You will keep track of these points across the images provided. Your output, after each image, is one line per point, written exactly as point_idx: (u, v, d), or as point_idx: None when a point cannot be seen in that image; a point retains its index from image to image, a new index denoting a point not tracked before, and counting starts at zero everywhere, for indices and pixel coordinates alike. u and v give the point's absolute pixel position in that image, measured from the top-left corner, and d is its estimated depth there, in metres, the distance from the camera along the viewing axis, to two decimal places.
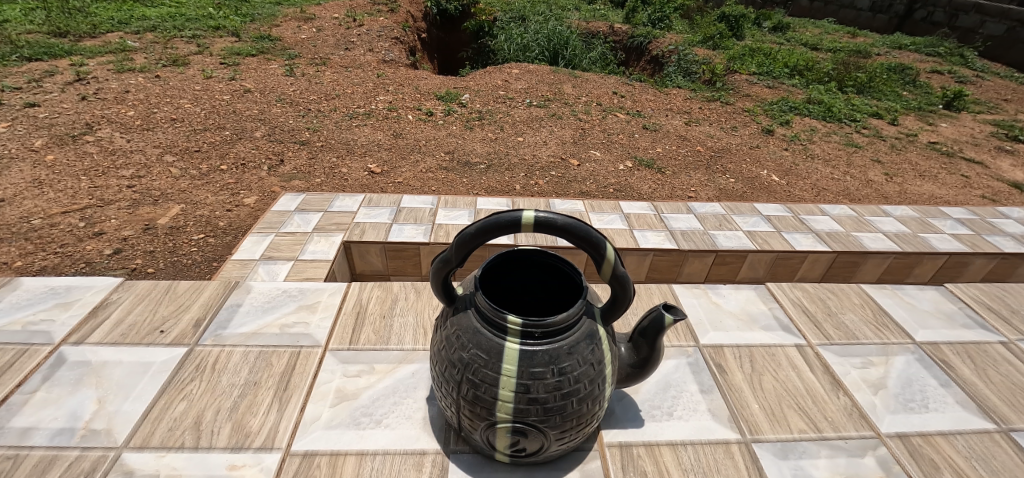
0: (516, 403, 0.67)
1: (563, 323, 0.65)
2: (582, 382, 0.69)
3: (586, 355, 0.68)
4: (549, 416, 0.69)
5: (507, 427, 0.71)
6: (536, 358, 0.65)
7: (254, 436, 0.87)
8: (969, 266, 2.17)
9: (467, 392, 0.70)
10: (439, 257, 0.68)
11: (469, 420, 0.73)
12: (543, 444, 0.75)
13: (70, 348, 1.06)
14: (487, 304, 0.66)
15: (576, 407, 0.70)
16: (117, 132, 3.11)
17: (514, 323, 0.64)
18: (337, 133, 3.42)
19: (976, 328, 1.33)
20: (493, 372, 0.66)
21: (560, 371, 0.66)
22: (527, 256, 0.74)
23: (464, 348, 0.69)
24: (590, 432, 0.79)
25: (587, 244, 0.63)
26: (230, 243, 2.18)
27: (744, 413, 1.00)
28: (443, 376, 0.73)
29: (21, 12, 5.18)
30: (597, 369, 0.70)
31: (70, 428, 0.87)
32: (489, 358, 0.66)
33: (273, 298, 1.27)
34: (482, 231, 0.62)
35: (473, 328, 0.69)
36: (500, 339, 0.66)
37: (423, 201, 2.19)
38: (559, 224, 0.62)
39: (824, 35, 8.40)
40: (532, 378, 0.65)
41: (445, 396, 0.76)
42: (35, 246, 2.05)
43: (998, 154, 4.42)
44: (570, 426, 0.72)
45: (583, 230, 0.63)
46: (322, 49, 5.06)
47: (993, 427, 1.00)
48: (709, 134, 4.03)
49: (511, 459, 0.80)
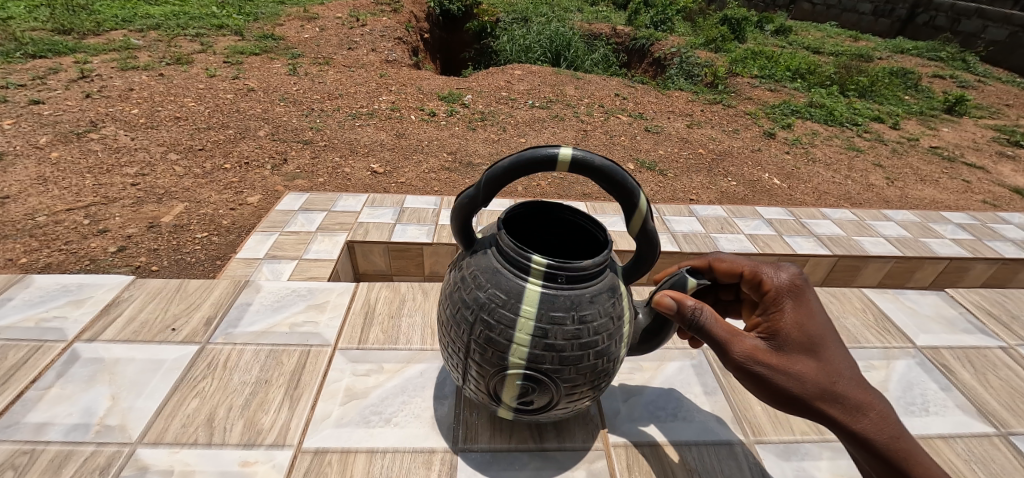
0: (533, 349, 0.66)
1: (588, 270, 0.66)
2: (600, 334, 0.68)
3: (608, 307, 0.69)
4: (563, 366, 0.68)
5: (517, 375, 0.69)
6: (556, 302, 0.65)
7: (265, 434, 0.89)
8: (970, 271, 2.18)
9: (479, 334, 0.69)
10: (465, 193, 0.69)
11: (480, 367, 0.72)
12: (551, 400, 0.74)
13: (84, 345, 1.07)
14: (511, 244, 0.66)
15: (591, 361, 0.70)
16: (121, 130, 3.13)
17: (538, 263, 0.64)
18: (339, 133, 3.43)
19: (977, 333, 1.34)
20: (511, 312, 0.66)
21: (579, 318, 0.66)
22: (545, 212, 0.79)
23: (482, 287, 0.68)
24: (598, 392, 0.78)
25: (622, 190, 0.64)
26: (234, 241, 2.21)
27: (747, 414, 1.01)
28: (456, 319, 0.72)
29: (25, 9, 5.19)
30: (615, 323, 0.70)
31: (85, 424, 0.89)
32: (508, 299, 0.66)
33: (283, 298, 1.28)
34: (515, 167, 0.63)
35: (493, 268, 0.69)
36: (522, 279, 0.66)
37: (426, 202, 2.21)
38: (597, 166, 0.62)
39: (827, 38, 8.44)
40: (550, 322, 0.65)
41: (454, 341, 0.75)
42: (40, 244, 2.06)
43: (999, 159, 4.44)
44: (581, 382, 0.72)
45: (619, 174, 0.63)
46: (325, 49, 5.07)
47: (992, 431, 1.02)
48: (711, 137, 4.06)
49: (514, 415, 0.80)
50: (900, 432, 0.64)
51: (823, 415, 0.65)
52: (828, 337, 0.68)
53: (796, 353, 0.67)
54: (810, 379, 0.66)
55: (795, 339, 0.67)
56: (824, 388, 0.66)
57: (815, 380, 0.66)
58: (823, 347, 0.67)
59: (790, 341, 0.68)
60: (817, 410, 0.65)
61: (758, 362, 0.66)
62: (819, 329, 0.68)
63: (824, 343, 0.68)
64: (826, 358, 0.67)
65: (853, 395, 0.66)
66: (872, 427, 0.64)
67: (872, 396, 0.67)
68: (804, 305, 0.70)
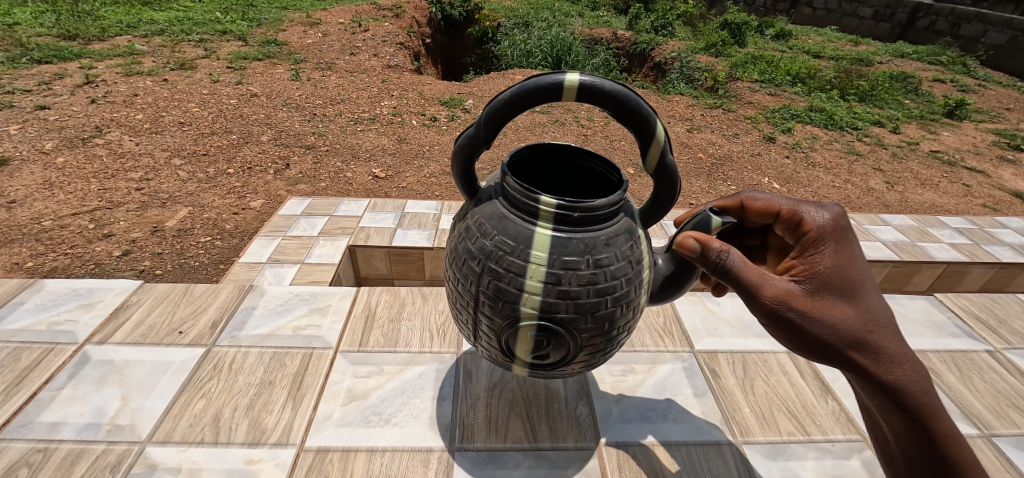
0: (546, 296, 0.68)
1: (598, 211, 0.67)
2: (617, 279, 0.70)
3: (625, 250, 0.71)
4: (580, 314, 0.69)
5: (532, 325, 0.70)
6: (569, 247, 0.67)
7: (269, 433, 0.92)
8: (966, 275, 2.21)
9: (489, 286, 0.70)
10: (465, 135, 0.72)
11: (491, 320, 0.73)
12: (567, 353, 0.75)
13: (94, 348, 1.11)
14: (515, 186, 0.68)
15: (609, 308, 0.71)
16: (126, 135, 3.18)
17: (546, 206, 0.66)
18: (342, 138, 3.48)
19: (964, 337, 1.37)
20: (520, 259, 0.68)
21: (594, 263, 0.68)
22: (555, 151, 0.82)
23: (488, 236, 0.71)
24: (618, 344, 0.79)
25: (637, 119, 0.66)
26: (237, 246, 2.25)
27: (735, 416, 1.05)
28: (463, 272, 0.74)
29: (31, 15, 5.27)
30: (633, 268, 0.72)
31: (96, 423, 0.92)
32: (517, 244, 0.68)
33: (287, 302, 1.31)
34: (516, 98, 0.66)
35: (499, 215, 0.71)
36: (530, 224, 0.68)
37: (427, 206, 2.24)
38: (608, 91, 0.64)
39: (827, 43, 8.48)
40: (564, 267, 0.67)
41: (463, 296, 0.76)
42: (46, 248, 2.11)
43: (1000, 163, 4.46)
44: (600, 331, 0.73)
45: (631, 100, 0.65)
46: (328, 54, 5.13)
47: (975, 433, 1.05)
48: (710, 141, 4.09)
49: (529, 372, 0.82)
50: (927, 385, 0.65)
51: (852, 364, 0.66)
52: (865, 284, 0.70)
53: (828, 299, 0.68)
54: (845, 325, 0.66)
55: (833, 284, 0.69)
56: (854, 336, 0.66)
57: (851, 327, 0.66)
58: (859, 294, 0.69)
59: (825, 287, 0.69)
60: (846, 357, 0.66)
61: (790, 308, 0.66)
62: (856, 276, 0.70)
63: (861, 291, 0.69)
64: (861, 305, 0.68)
65: (887, 345, 0.66)
66: (900, 376, 0.65)
67: (904, 348, 0.68)
68: (841, 249, 0.72)
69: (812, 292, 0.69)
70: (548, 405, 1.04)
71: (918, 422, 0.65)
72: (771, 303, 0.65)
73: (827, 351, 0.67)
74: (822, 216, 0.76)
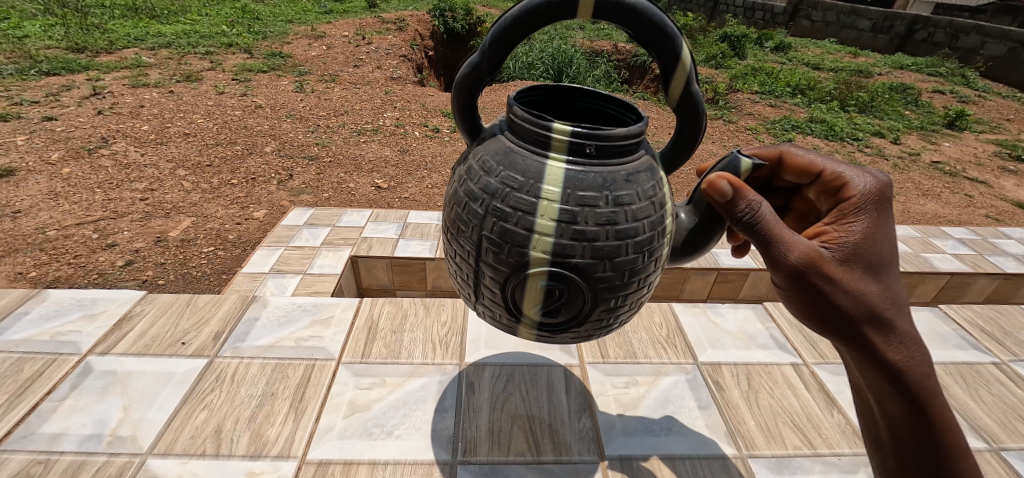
0: (560, 237, 0.58)
1: (617, 142, 0.60)
2: (640, 221, 0.62)
3: (646, 190, 0.63)
4: (598, 259, 0.60)
5: (542, 273, 0.60)
6: (585, 181, 0.59)
7: (271, 445, 0.92)
8: (971, 286, 2.20)
9: (494, 228, 0.61)
10: (471, 63, 0.70)
11: (495, 270, 0.64)
12: (581, 311, 0.65)
13: (97, 358, 1.11)
14: (523, 115, 0.62)
15: (631, 255, 0.62)
16: (131, 146, 3.22)
17: (560, 135, 0.59)
18: (345, 149, 3.51)
19: (969, 349, 1.36)
20: (530, 195, 0.59)
21: (614, 200, 0.60)
22: (565, 93, 0.78)
23: (494, 173, 0.63)
24: (637, 303, 0.70)
25: (659, 39, 0.62)
26: (240, 256, 2.26)
27: (740, 429, 1.04)
28: (463, 217, 0.66)
29: (40, 28, 5.36)
30: (655, 211, 0.64)
31: (98, 435, 0.92)
32: (526, 180, 0.60)
33: (290, 313, 1.31)
34: (527, 15, 0.62)
35: (506, 151, 0.64)
36: (541, 158, 0.61)
37: (429, 217, 2.26)
38: (626, 5, 0.60)
39: (826, 55, 8.56)
40: (580, 203, 0.58)
41: (463, 248, 0.68)
42: (50, 258, 2.12)
43: (1002, 174, 4.46)
44: (619, 283, 0.64)
45: (652, 15, 0.60)
46: (332, 66, 5.20)
47: (983, 447, 1.03)
48: (711, 152, 4.11)
49: (537, 338, 0.71)
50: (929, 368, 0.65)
51: (861, 338, 0.65)
52: (895, 260, 0.65)
53: (856, 271, 0.64)
54: (864, 300, 0.64)
55: (863, 256, 0.64)
56: (871, 311, 0.64)
57: (869, 302, 0.64)
58: (885, 270, 0.65)
59: (855, 258, 0.64)
60: (857, 331, 0.64)
61: (816, 272, 0.61)
62: (888, 250, 0.65)
63: (888, 267, 0.65)
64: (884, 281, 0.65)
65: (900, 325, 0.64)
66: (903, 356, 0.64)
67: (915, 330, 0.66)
68: (878, 219, 0.66)
69: (842, 261, 0.64)
70: (550, 418, 1.03)
71: (916, 403, 0.64)
72: (797, 265, 0.60)
73: (838, 322, 0.65)
74: (868, 179, 0.68)
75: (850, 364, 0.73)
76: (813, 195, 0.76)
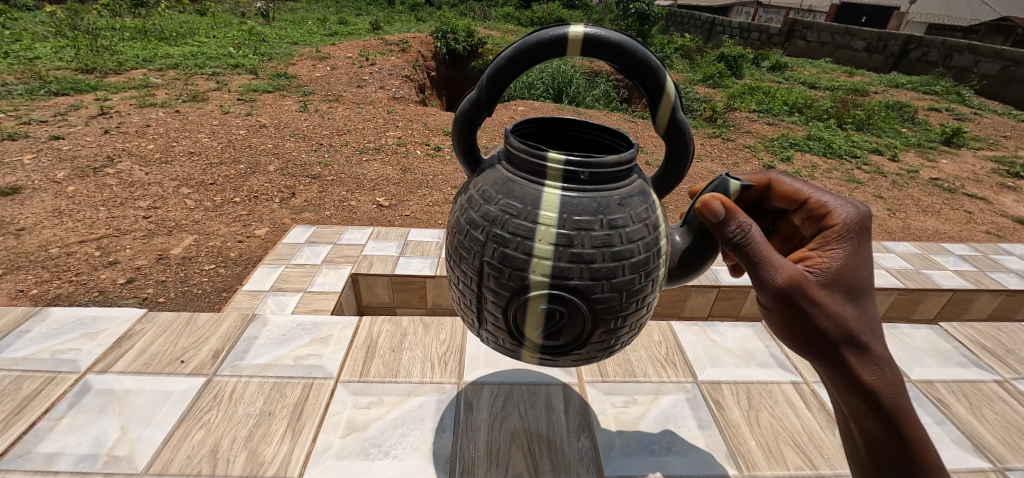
0: (558, 261, 0.60)
1: (609, 168, 0.62)
2: (635, 242, 0.63)
3: (641, 212, 0.65)
4: (596, 281, 0.61)
5: (543, 297, 0.62)
6: (580, 205, 0.61)
7: (267, 465, 0.91)
8: (974, 302, 2.19)
9: (494, 254, 0.63)
10: (467, 99, 0.72)
11: (496, 295, 0.65)
12: (582, 333, 0.66)
13: (95, 376, 1.11)
14: (519, 145, 0.64)
15: (629, 276, 0.63)
16: (136, 165, 3.26)
17: (555, 163, 0.61)
18: (347, 167, 3.56)
19: (971, 367, 1.35)
20: (528, 221, 0.61)
21: (609, 223, 0.61)
22: (558, 124, 0.80)
23: (492, 201, 0.64)
24: (636, 324, 0.71)
25: (646, 74, 0.64)
26: (240, 273, 2.27)
27: (741, 449, 1.03)
28: (465, 245, 0.67)
29: (51, 50, 5.51)
30: (650, 232, 0.65)
31: (94, 454, 0.92)
32: (523, 207, 0.61)
33: (289, 332, 1.31)
34: (519, 54, 0.65)
35: (504, 179, 0.66)
36: (537, 185, 0.63)
37: (430, 235, 2.27)
38: (613, 41, 0.62)
39: (822, 74, 8.72)
40: (576, 227, 0.60)
41: (466, 274, 0.69)
42: (51, 275, 2.13)
43: (1001, 190, 4.48)
44: (618, 304, 0.64)
45: (637, 50, 0.63)
46: (336, 87, 5.31)
47: (988, 466, 1.02)
48: (709, 170, 4.15)
49: (539, 361, 0.72)
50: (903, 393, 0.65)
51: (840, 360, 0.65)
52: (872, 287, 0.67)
53: (837, 295, 0.65)
54: (845, 322, 0.64)
55: (846, 280, 0.65)
56: (851, 334, 0.65)
57: (850, 325, 0.64)
58: (864, 295, 0.66)
59: (838, 282, 0.65)
60: (838, 353, 0.65)
61: (800, 294, 0.62)
62: (868, 276, 0.66)
63: (867, 292, 0.66)
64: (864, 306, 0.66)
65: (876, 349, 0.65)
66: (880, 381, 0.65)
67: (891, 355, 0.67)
68: (861, 245, 0.67)
69: (825, 284, 0.65)
70: (549, 439, 1.02)
71: (893, 426, 0.64)
72: (782, 286, 0.61)
73: (818, 343, 0.66)
74: (852, 207, 0.70)
75: (830, 385, 0.73)
76: (798, 221, 0.77)
